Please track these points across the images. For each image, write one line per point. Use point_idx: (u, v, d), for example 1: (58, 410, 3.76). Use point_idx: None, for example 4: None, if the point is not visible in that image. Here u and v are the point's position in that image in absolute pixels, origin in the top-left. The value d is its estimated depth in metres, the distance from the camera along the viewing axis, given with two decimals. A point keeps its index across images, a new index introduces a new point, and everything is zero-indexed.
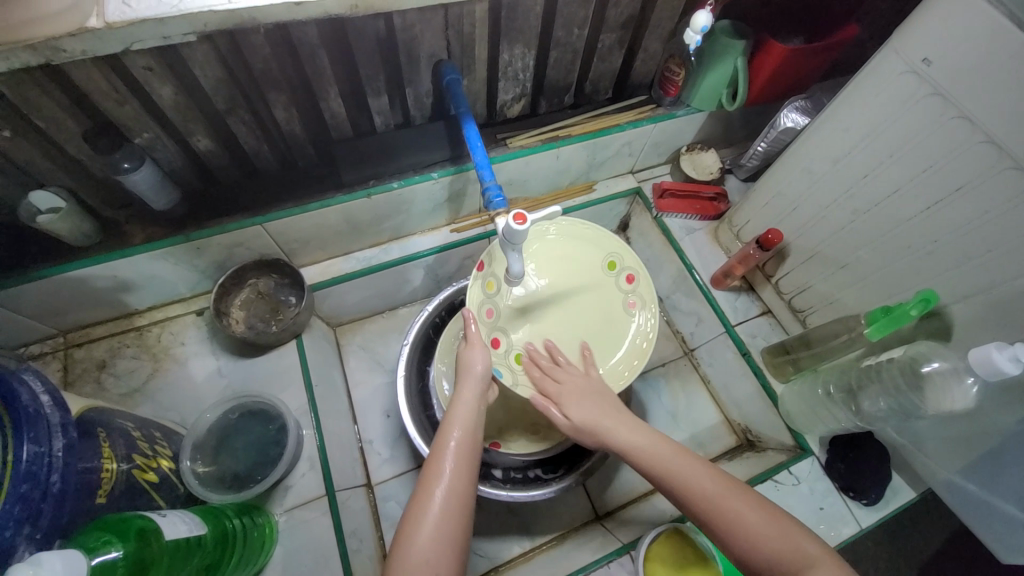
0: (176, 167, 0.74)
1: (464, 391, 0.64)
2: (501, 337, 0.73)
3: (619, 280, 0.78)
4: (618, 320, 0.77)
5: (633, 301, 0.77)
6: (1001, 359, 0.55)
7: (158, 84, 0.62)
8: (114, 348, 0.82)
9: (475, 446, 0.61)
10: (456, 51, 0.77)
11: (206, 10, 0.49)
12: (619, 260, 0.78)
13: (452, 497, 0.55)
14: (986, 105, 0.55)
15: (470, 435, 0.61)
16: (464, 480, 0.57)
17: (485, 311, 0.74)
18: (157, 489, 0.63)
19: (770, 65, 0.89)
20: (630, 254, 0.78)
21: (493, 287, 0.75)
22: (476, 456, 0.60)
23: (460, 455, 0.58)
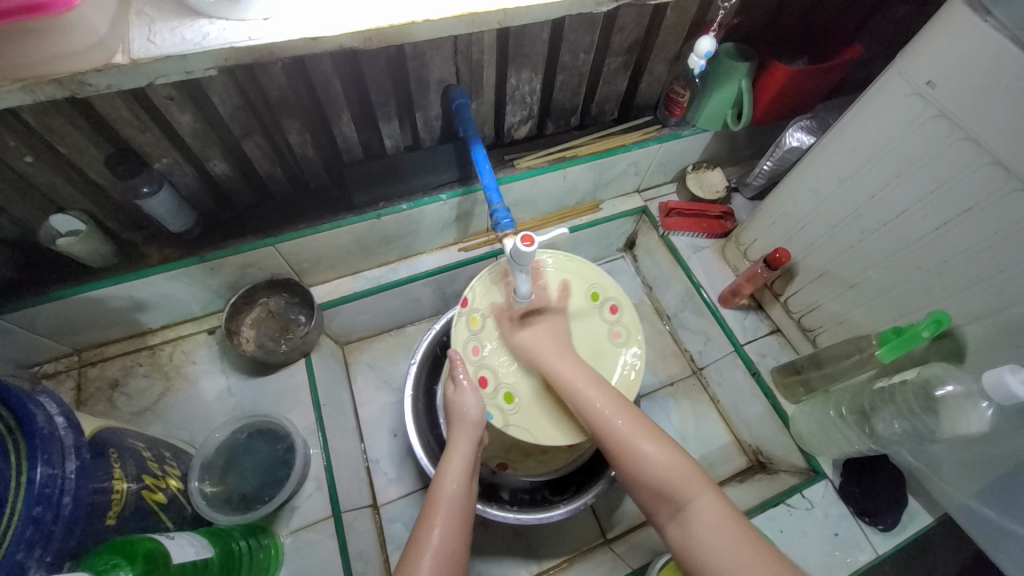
0: (192, 190, 0.76)
1: (455, 446, 0.68)
2: (489, 375, 0.75)
3: (602, 312, 0.80)
4: (605, 353, 0.78)
5: (617, 333, 0.79)
6: (1016, 383, 0.54)
7: (177, 112, 0.64)
8: (126, 367, 0.83)
9: (466, 498, 0.64)
10: (465, 76, 0.79)
11: (226, 47, 0.50)
12: (602, 292, 0.81)
13: (443, 552, 0.58)
14: (992, 128, 0.55)
15: (462, 488, 0.65)
16: (456, 536, 0.60)
17: (471, 349, 0.76)
18: (165, 510, 0.63)
19: (775, 86, 0.90)
20: (613, 284, 0.81)
21: (477, 323, 0.78)
22: (470, 511, 0.64)
23: (452, 507, 0.62)
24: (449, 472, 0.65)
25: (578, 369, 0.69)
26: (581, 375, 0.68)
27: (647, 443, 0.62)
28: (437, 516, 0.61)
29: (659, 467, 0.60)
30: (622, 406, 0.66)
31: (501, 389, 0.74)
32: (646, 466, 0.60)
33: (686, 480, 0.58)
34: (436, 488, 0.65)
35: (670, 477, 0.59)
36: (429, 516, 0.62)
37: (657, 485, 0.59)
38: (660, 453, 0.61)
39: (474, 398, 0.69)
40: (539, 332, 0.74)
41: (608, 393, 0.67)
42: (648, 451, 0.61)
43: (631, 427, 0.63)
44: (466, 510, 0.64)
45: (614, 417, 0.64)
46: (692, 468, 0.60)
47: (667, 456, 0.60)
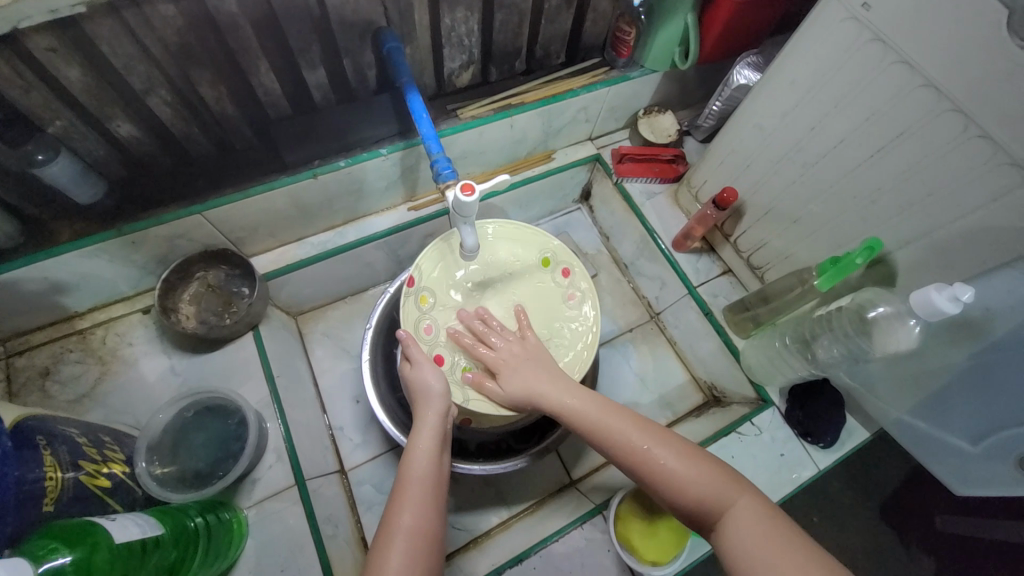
0: (99, 156, 0.69)
1: (422, 419, 0.66)
2: (444, 353, 0.75)
3: (556, 276, 0.82)
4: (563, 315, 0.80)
5: (572, 294, 0.81)
6: (940, 300, 0.57)
7: (63, 67, 0.57)
8: (56, 354, 0.78)
9: (436, 472, 0.62)
10: (394, 17, 0.73)
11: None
12: (553, 257, 0.83)
13: (419, 532, 0.56)
14: (922, 48, 0.55)
15: (430, 463, 0.62)
16: (430, 515, 0.58)
17: (423, 329, 0.75)
18: (111, 495, 0.61)
19: (721, 21, 0.88)
20: (562, 247, 0.83)
21: (426, 301, 0.77)
22: (441, 489, 0.61)
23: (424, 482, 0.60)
24: (418, 450, 0.63)
25: (580, 398, 0.66)
26: (591, 399, 0.66)
27: (669, 452, 0.58)
28: (409, 498, 0.58)
29: (686, 470, 0.56)
30: (634, 416, 0.62)
31: (459, 364, 0.74)
32: (675, 480, 0.56)
33: (713, 477, 0.55)
34: (404, 469, 0.62)
35: (702, 486, 0.55)
36: (401, 495, 0.59)
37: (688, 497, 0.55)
38: (683, 465, 0.57)
39: (433, 369, 0.68)
40: (514, 361, 0.70)
41: (620, 414, 0.63)
42: (669, 462, 0.57)
43: (654, 440, 0.59)
44: (438, 485, 0.61)
45: (625, 428, 0.61)
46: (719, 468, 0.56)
47: (691, 459, 0.57)
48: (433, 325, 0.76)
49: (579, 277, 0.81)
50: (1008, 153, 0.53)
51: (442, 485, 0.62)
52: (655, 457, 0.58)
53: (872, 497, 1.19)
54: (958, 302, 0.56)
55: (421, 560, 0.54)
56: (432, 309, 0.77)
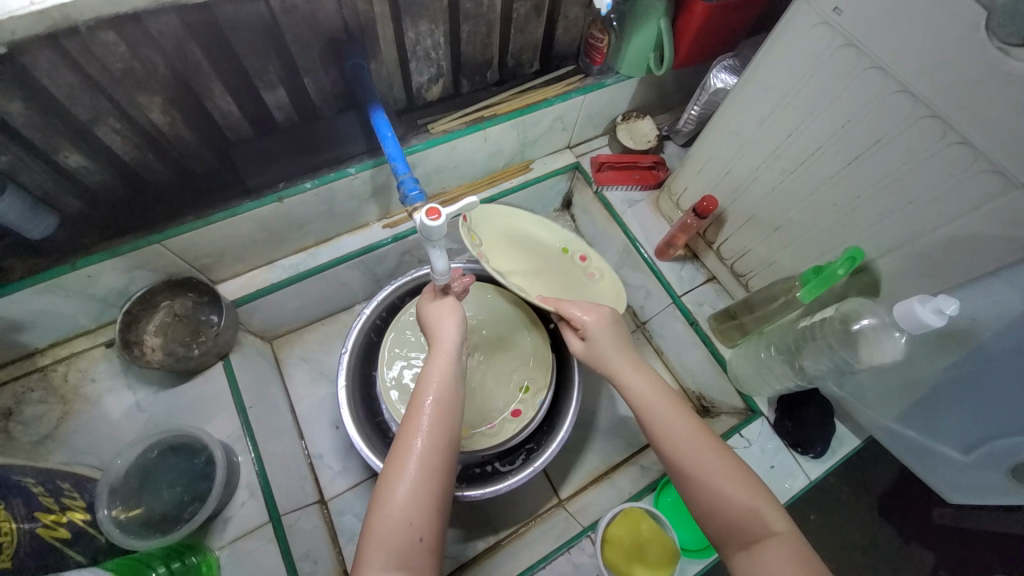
0: (49, 189, 0.66)
1: (441, 351, 0.64)
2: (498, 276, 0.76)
3: (575, 261, 0.90)
4: (584, 287, 0.88)
5: (593, 273, 0.89)
6: (925, 312, 0.55)
7: (2, 100, 0.54)
8: (17, 394, 0.75)
9: (455, 402, 0.60)
10: (356, 33, 0.71)
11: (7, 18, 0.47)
12: (569, 245, 0.91)
13: (434, 454, 0.55)
14: (897, 52, 0.53)
15: (450, 393, 0.60)
16: (444, 438, 0.56)
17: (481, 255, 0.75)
18: (70, 544, 0.59)
19: (695, 24, 0.86)
20: (576, 239, 0.91)
21: (475, 239, 0.77)
22: (456, 420, 0.59)
23: (441, 407, 0.58)
24: (433, 377, 0.61)
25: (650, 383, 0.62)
26: (658, 393, 0.61)
27: (723, 476, 0.53)
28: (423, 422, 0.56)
29: (734, 493, 0.52)
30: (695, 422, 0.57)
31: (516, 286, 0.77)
32: (722, 497, 0.52)
33: (764, 510, 0.51)
34: (418, 395, 0.59)
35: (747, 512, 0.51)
36: (415, 416, 0.57)
37: (731, 516, 0.51)
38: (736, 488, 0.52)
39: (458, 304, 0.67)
40: (598, 324, 0.69)
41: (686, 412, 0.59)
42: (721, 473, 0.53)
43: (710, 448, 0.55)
44: (453, 415, 0.59)
45: (686, 428, 0.57)
46: (775, 507, 0.51)
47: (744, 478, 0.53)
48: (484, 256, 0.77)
49: (596, 260, 0.90)
50: (989, 160, 0.51)
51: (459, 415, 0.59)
52: (709, 467, 0.53)
53: (866, 500, 1.17)
54: (943, 315, 0.55)
55: (434, 483, 0.53)
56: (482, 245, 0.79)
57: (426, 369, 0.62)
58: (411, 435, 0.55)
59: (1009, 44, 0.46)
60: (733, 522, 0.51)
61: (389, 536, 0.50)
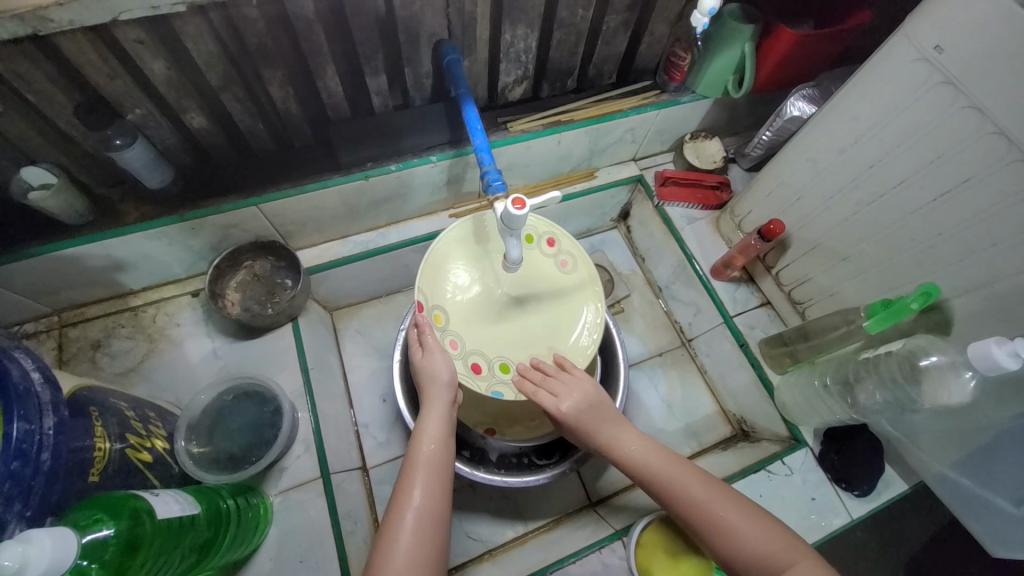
0: (169, 145, 0.73)
1: (427, 405, 0.67)
2: (478, 359, 0.76)
3: (542, 247, 0.83)
4: (559, 283, 0.82)
5: (564, 261, 0.83)
6: (1000, 354, 0.54)
7: (149, 59, 0.60)
8: (108, 329, 0.82)
9: (444, 457, 0.63)
10: (457, 30, 0.75)
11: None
12: (535, 231, 0.83)
13: (422, 514, 0.58)
14: (998, 94, 0.54)
15: (440, 449, 0.64)
16: (437, 498, 0.60)
17: (449, 344, 0.75)
18: (151, 468, 0.63)
19: (779, 51, 0.87)
20: (541, 220, 0.83)
21: (441, 318, 0.76)
22: (448, 477, 0.63)
23: (428, 470, 0.61)
24: (426, 433, 0.64)
25: (645, 446, 0.66)
26: (644, 447, 0.66)
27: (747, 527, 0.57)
28: (415, 478, 0.61)
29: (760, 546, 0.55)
30: (699, 475, 0.62)
31: (494, 362, 0.76)
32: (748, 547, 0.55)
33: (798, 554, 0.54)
34: (410, 455, 0.63)
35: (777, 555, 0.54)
36: (408, 478, 0.61)
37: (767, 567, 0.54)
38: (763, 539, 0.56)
39: (445, 359, 0.69)
40: (580, 401, 0.69)
41: (688, 469, 0.63)
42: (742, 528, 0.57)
43: (731, 506, 0.59)
44: (444, 474, 0.63)
45: (693, 483, 0.61)
46: (806, 549, 0.55)
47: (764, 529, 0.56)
48: (457, 340, 0.76)
49: (564, 244, 0.83)
50: None
51: (449, 470, 0.63)
52: (725, 517, 0.58)
53: (902, 552, 1.13)
54: (1017, 358, 0.55)
55: (427, 539, 0.57)
56: (448, 324, 0.76)
57: (417, 427, 0.66)
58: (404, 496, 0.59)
59: None
60: (761, 558, 0.54)
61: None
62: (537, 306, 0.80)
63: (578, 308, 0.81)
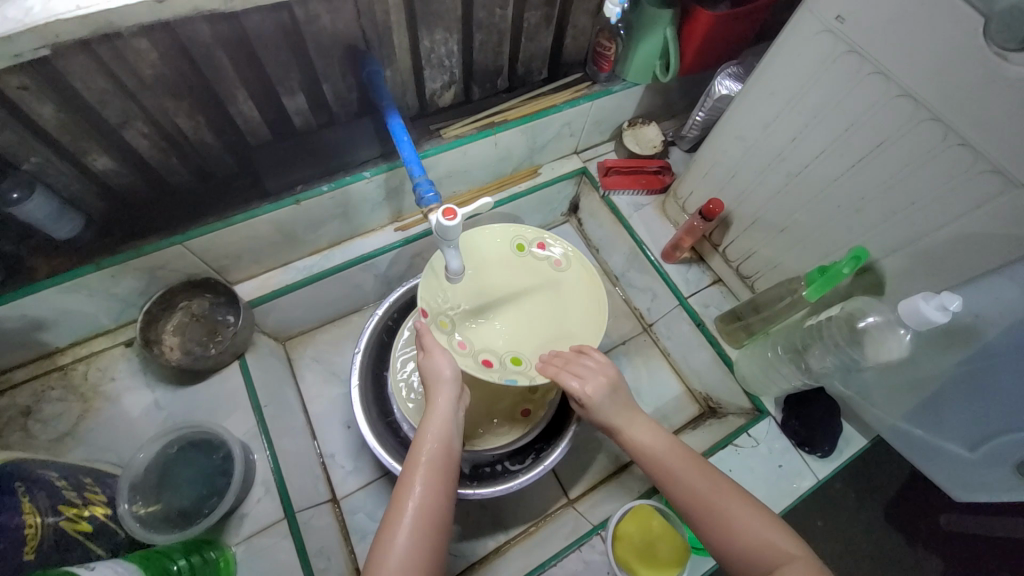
0: (76, 191, 0.68)
1: (440, 401, 0.66)
2: (488, 355, 0.76)
3: (534, 253, 0.85)
4: (557, 280, 0.83)
5: (558, 260, 0.84)
6: (929, 309, 0.56)
7: (35, 103, 0.56)
8: (37, 392, 0.76)
9: (449, 455, 0.62)
10: (374, 41, 0.73)
11: (54, 20, 0.47)
12: (524, 240, 0.85)
13: (424, 512, 0.56)
14: (898, 58, 0.55)
15: (445, 446, 0.62)
16: (438, 493, 0.58)
17: (457, 345, 0.75)
18: (93, 538, 0.59)
19: (700, 33, 0.88)
20: (528, 228, 0.85)
21: (447, 324, 0.77)
22: (452, 474, 0.61)
23: (434, 463, 0.60)
24: (431, 430, 0.63)
25: (652, 435, 0.66)
26: (658, 439, 0.66)
27: (741, 514, 0.57)
28: (419, 474, 0.59)
29: (751, 532, 0.55)
30: (704, 464, 0.62)
31: (505, 357, 0.76)
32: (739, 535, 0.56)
33: (780, 541, 0.54)
34: (415, 449, 0.61)
35: (764, 543, 0.54)
36: (411, 471, 0.59)
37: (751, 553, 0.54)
38: (753, 527, 0.56)
39: (448, 357, 0.69)
40: (605, 386, 0.68)
41: (695, 458, 0.63)
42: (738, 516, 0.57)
43: (730, 494, 0.59)
44: (449, 471, 0.61)
45: (699, 473, 0.61)
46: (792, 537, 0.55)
47: (758, 520, 0.56)
48: (465, 342, 0.77)
49: (555, 244, 0.84)
50: (988, 160, 0.53)
51: (453, 469, 0.61)
52: (725, 507, 0.58)
53: (872, 500, 1.17)
54: (946, 311, 0.56)
55: (426, 537, 0.55)
56: (454, 328, 0.77)
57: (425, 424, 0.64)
58: (406, 492, 0.57)
59: (1006, 50, 0.48)
60: (751, 546, 0.55)
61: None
62: (539, 303, 0.82)
63: (575, 299, 0.82)
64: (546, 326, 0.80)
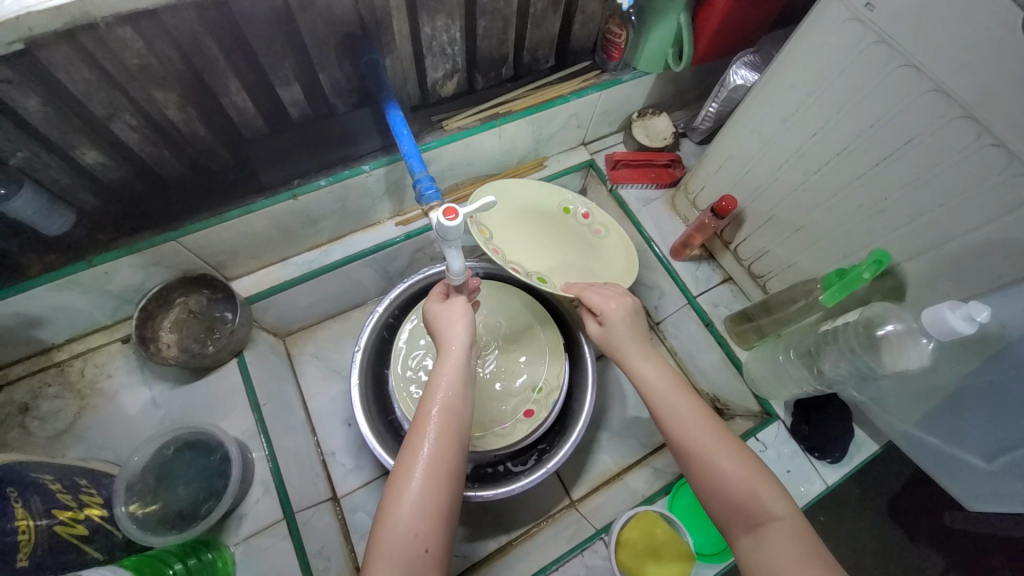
0: (66, 186, 0.66)
1: (451, 349, 0.63)
2: (518, 268, 0.80)
3: (577, 219, 0.91)
4: (593, 245, 0.90)
5: (597, 228, 0.91)
6: (954, 319, 0.53)
7: (19, 96, 0.54)
8: (35, 389, 0.75)
9: (461, 404, 0.59)
10: (372, 28, 0.70)
11: (25, 13, 0.46)
12: (570, 205, 0.91)
13: (438, 460, 0.54)
14: (930, 50, 0.52)
15: (455, 394, 0.59)
16: (450, 442, 0.56)
17: (492, 250, 0.78)
18: (88, 541, 0.59)
19: (715, 20, 0.84)
20: (575, 195, 0.92)
21: (486, 233, 0.79)
22: (464, 421, 0.59)
23: (446, 411, 0.57)
24: (443, 379, 0.60)
25: (660, 372, 0.62)
26: (666, 380, 0.61)
27: (733, 467, 0.53)
28: (429, 426, 0.56)
29: (741, 487, 0.52)
30: (706, 411, 0.57)
31: (534, 275, 0.80)
32: (728, 490, 0.52)
33: (767, 495, 0.51)
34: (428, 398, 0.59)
35: (750, 498, 0.51)
36: (422, 424, 0.57)
37: (736, 506, 0.52)
38: (740, 479, 0.52)
39: (462, 310, 0.67)
40: (625, 312, 0.68)
41: (697, 406, 0.58)
42: (731, 472, 0.53)
43: (726, 450, 0.54)
44: (461, 420, 0.58)
45: (694, 423, 0.56)
46: (781, 494, 0.52)
47: (751, 471, 0.53)
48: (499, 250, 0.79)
49: (599, 216, 0.90)
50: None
51: (466, 418, 0.59)
52: (716, 459, 0.54)
53: (879, 502, 1.16)
54: (973, 322, 0.53)
55: (439, 486, 0.53)
56: (491, 238, 0.80)
57: (437, 371, 0.61)
58: (419, 439, 0.55)
59: None
60: (737, 501, 0.52)
61: (398, 544, 0.50)
62: (573, 254, 0.88)
63: (604, 256, 0.89)
64: (578, 272, 0.86)
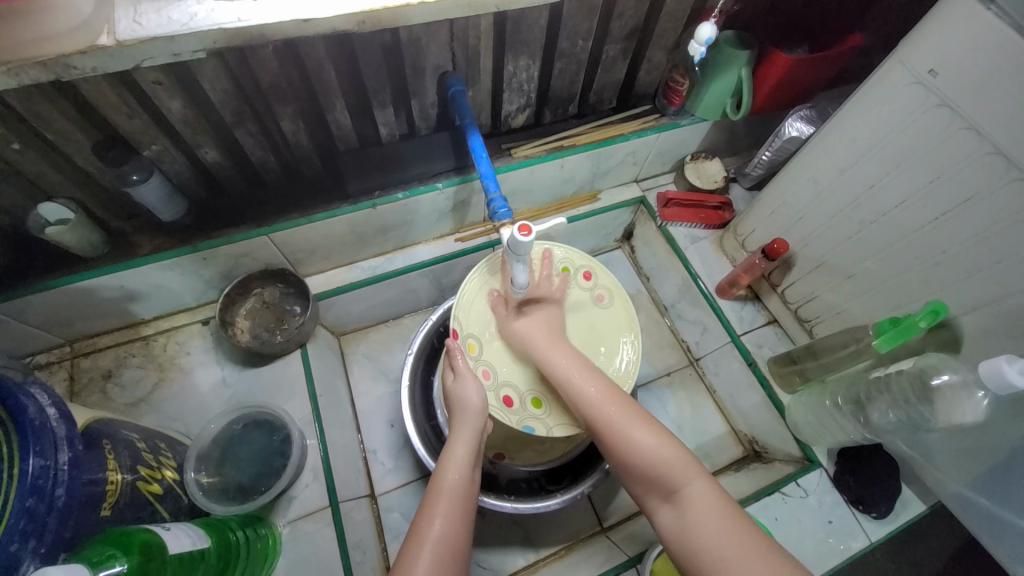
0: (184, 178, 0.75)
1: (464, 433, 0.66)
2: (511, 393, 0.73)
3: (580, 281, 0.82)
4: (597, 318, 0.80)
5: (600, 295, 0.82)
6: (1012, 372, 0.54)
7: (167, 98, 0.62)
8: (120, 358, 0.82)
9: (469, 486, 0.63)
10: (462, 63, 0.78)
11: (215, 28, 0.49)
12: (571, 264, 0.83)
13: (445, 541, 0.57)
14: (993, 116, 0.55)
15: (465, 476, 0.63)
16: (458, 528, 0.59)
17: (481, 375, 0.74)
18: (160, 500, 0.63)
19: (775, 74, 0.89)
20: (576, 253, 0.83)
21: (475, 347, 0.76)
22: (471, 505, 0.62)
23: (455, 497, 0.61)
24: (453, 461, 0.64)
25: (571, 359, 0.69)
26: (573, 365, 0.68)
27: (639, 434, 0.61)
28: (440, 507, 0.59)
29: (654, 451, 0.59)
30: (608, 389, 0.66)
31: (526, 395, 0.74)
32: (643, 453, 0.59)
33: (672, 457, 0.58)
34: (440, 473, 0.63)
35: (663, 461, 0.58)
36: (430, 507, 0.60)
37: (649, 469, 0.58)
38: (650, 441, 0.60)
39: (475, 387, 0.69)
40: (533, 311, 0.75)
41: (604, 385, 0.66)
42: (641, 440, 0.60)
43: (632, 423, 0.62)
44: (466, 499, 0.62)
45: (601, 398, 0.65)
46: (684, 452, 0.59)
47: (660, 442, 0.60)
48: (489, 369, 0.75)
49: (601, 279, 0.82)
50: None
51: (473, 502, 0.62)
52: (624, 431, 0.61)
53: None
54: None
55: (447, 564, 0.56)
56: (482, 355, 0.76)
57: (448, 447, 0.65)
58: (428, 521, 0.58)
59: None
60: (654, 462, 0.58)
61: None
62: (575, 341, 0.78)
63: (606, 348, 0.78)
64: None
